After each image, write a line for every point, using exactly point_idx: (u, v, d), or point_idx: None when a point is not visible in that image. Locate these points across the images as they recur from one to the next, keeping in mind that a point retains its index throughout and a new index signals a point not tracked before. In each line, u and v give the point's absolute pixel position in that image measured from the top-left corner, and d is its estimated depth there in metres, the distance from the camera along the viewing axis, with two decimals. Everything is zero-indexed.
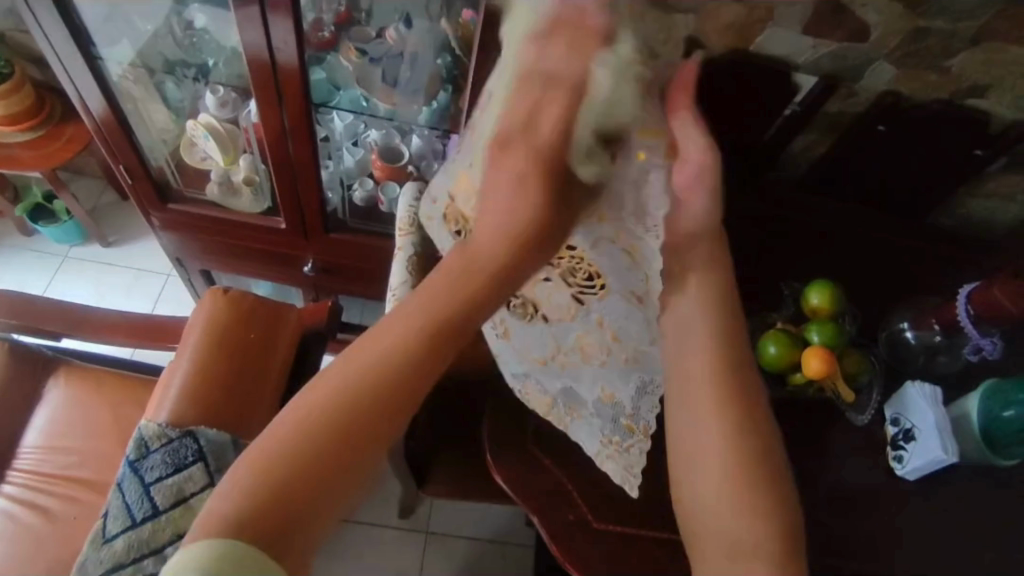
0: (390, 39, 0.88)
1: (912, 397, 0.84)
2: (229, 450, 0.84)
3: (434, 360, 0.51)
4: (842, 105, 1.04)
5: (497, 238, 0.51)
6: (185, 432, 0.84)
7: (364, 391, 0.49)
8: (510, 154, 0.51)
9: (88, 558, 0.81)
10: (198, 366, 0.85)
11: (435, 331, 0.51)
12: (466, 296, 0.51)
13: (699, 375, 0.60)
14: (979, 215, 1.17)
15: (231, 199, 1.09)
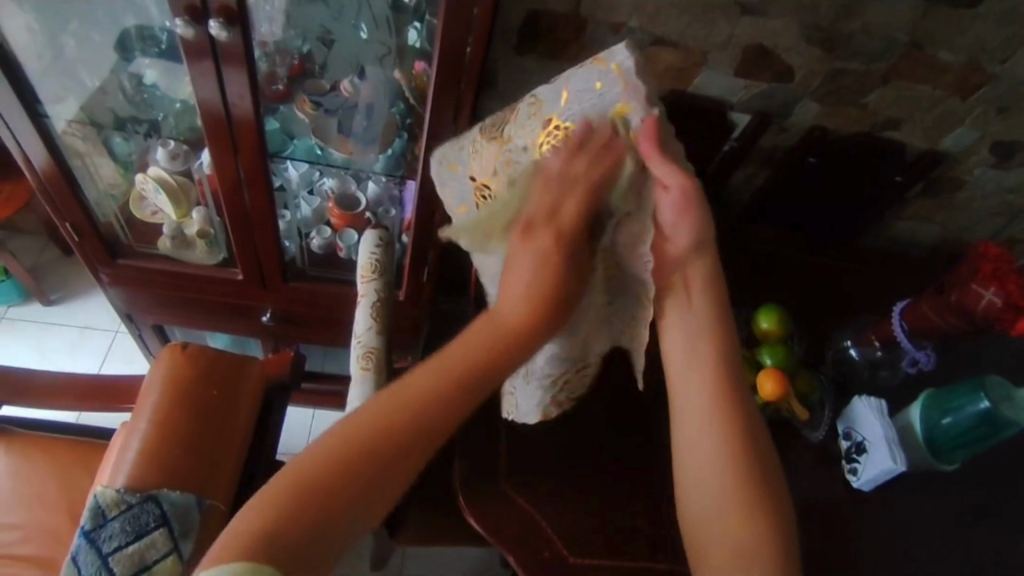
0: (344, 91, 0.89)
1: (860, 413, 0.88)
2: (197, 511, 0.69)
3: (456, 400, 0.56)
4: (775, 140, 1.12)
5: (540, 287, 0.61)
6: (146, 496, 0.68)
7: (397, 432, 0.53)
8: (535, 237, 0.62)
9: None
10: (161, 429, 0.71)
11: (455, 388, 0.56)
12: (517, 348, 0.59)
13: (702, 363, 0.62)
14: (904, 235, 1.27)
15: (185, 252, 1.07)
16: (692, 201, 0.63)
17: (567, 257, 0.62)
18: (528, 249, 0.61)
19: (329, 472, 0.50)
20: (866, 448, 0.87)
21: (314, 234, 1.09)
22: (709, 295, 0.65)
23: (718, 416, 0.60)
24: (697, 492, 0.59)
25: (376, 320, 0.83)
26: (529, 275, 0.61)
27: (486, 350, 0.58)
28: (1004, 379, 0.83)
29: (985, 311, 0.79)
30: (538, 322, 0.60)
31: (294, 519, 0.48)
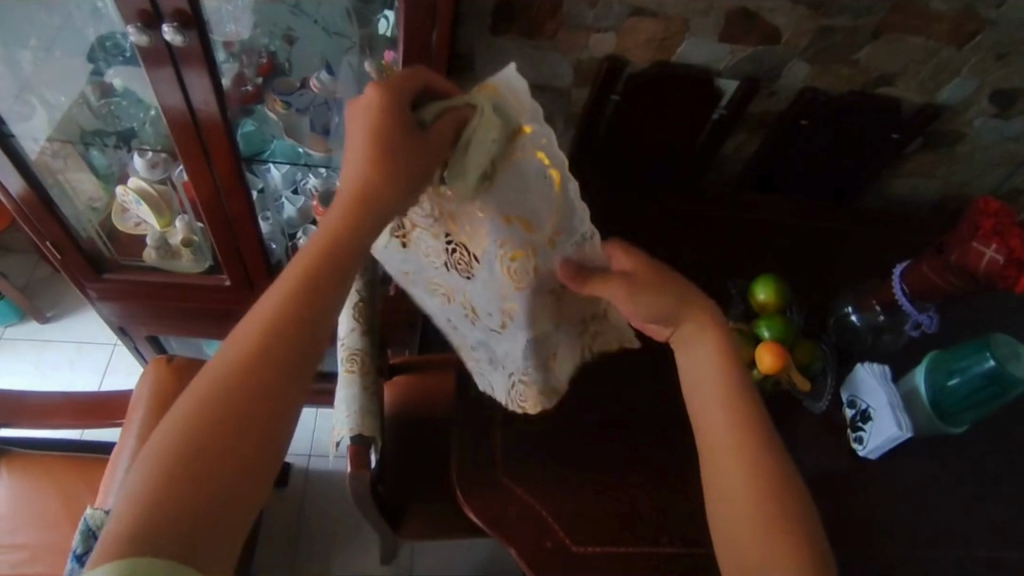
0: (314, 88, 0.86)
1: (864, 379, 0.87)
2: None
3: (313, 302, 0.52)
4: (765, 104, 1.09)
5: (365, 146, 0.55)
6: None
7: (264, 344, 0.50)
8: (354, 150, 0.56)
9: None
10: (147, 444, 0.75)
11: (298, 281, 0.52)
12: (363, 224, 0.55)
13: (711, 385, 0.61)
14: (903, 192, 1.24)
15: (171, 261, 1.06)
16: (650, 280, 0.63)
17: (379, 140, 0.55)
18: (357, 118, 0.56)
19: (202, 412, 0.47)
20: (871, 417, 0.85)
21: (300, 233, 1.07)
22: (704, 341, 0.63)
23: (728, 421, 0.59)
24: (721, 497, 0.58)
25: (362, 320, 0.80)
26: (359, 145, 0.55)
27: (349, 227, 0.55)
28: (1009, 337, 0.81)
29: (987, 269, 0.77)
30: (381, 174, 0.55)
31: (191, 454, 0.45)
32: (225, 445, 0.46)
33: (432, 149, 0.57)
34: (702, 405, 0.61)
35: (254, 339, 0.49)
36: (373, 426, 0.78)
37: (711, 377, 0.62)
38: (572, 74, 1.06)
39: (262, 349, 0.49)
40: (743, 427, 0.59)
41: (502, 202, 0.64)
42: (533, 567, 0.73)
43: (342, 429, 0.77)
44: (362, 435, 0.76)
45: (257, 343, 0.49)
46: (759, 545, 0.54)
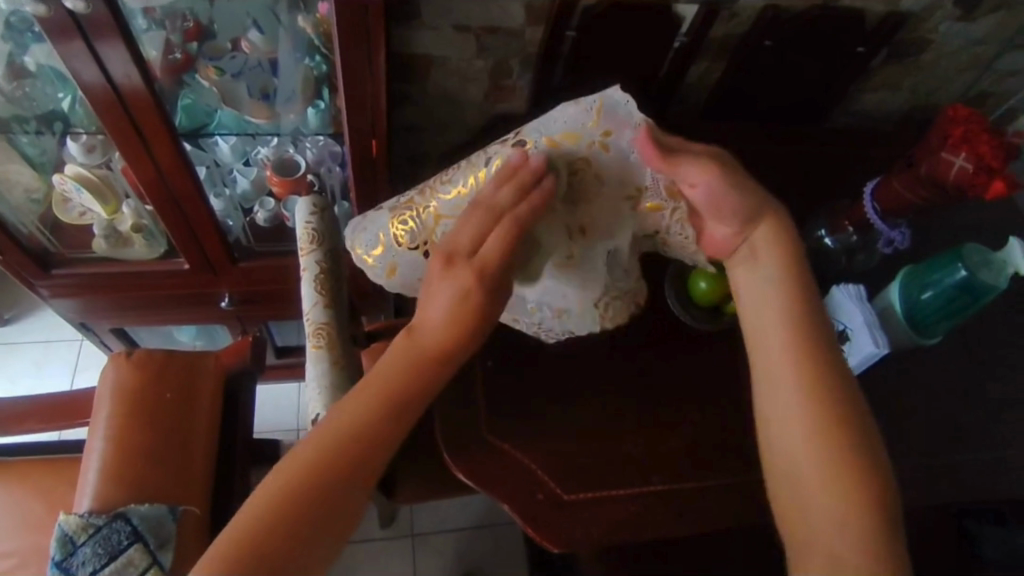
0: (246, 50, 0.81)
1: (839, 300, 0.87)
2: (171, 521, 0.67)
3: (395, 425, 0.59)
4: (726, 28, 1.06)
5: (444, 317, 0.58)
6: (114, 515, 0.66)
7: (345, 447, 0.58)
8: (453, 271, 0.58)
9: None
10: (117, 444, 0.70)
11: (385, 399, 0.59)
12: (430, 366, 0.59)
13: (779, 347, 0.63)
14: (870, 108, 1.22)
15: (122, 250, 1.01)
16: (722, 189, 0.65)
17: (482, 297, 0.57)
18: (445, 284, 0.57)
19: (291, 487, 0.55)
20: (848, 337, 0.86)
21: (258, 207, 1.03)
22: (774, 251, 0.65)
23: (801, 368, 0.61)
24: (794, 440, 0.60)
25: (324, 293, 0.76)
26: (444, 306, 0.57)
27: (414, 373, 0.59)
28: (980, 246, 0.81)
29: (958, 178, 0.76)
30: (461, 334, 0.58)
31: (271, 525, 0.54)
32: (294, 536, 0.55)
33: (476, 313, 0.58)
34: (764, 355, 0.63)
35: (342, 441, 0.58)
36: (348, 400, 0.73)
37: (769, 329, 0.64)
38: (524, 13, 1.01)
39: (348, 442, 0.58)
40: (806, 356, 0.62)
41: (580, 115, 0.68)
42: (528, 521, 0.73)
43: (310, 408, 0.71)
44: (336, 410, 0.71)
45: (300, 485, 0.56)
46: (839, 523, 0.58)
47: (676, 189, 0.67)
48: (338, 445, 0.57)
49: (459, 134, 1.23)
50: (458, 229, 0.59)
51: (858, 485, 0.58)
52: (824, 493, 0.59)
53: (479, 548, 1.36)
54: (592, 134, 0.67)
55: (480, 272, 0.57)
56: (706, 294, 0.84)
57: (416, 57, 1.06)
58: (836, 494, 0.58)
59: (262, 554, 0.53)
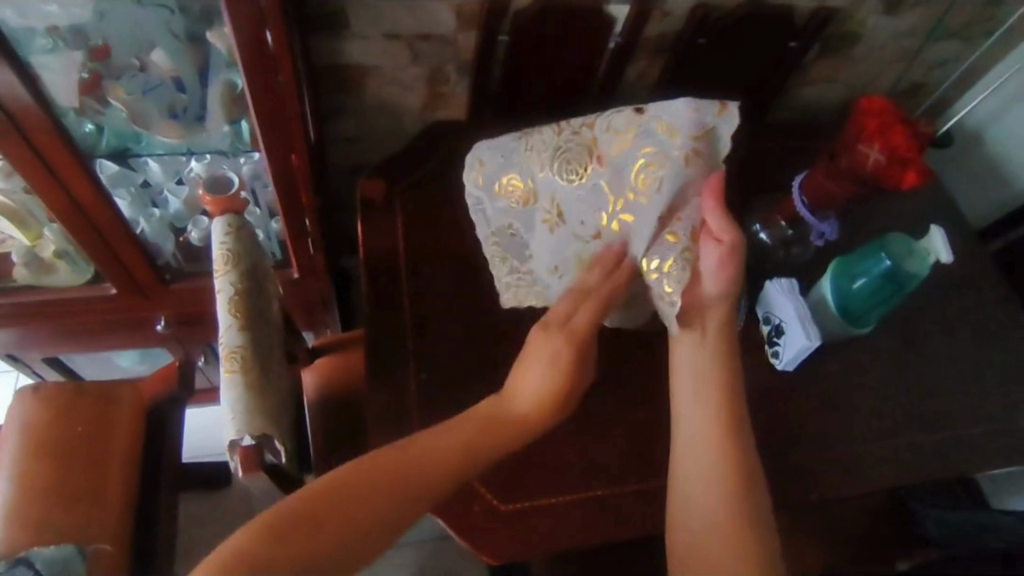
0: (155, 68, 0.78)
1: (772, 294, 0.87)
2: (80, 560, 0.68)
3: (489, 447, 0.68)
4: (660, 28, 1.06)
5: (548, 386, 0.71)
6: (14, 561, 0.67)
7: (444, 457, 0.66)
8: (550, 334, 0.72)
9: None
10: (21, 484, 0.71)
11: (485, 428, 0.69)
12: (520, 423, 0.70)
13: (705, 413, 0.69)
14: (811, 100, 1.23)
15: (46, 276, 0.97)
16: (733, 260, 0.68)
17: (575, 359, 0.71)
18: (546, 346, 0.71)
19: (346, 481, 0.62)
20: (783, 330, 0.86)
21: (192, 227, 0.99)
22: (723, 336, 0.71)
23: (721, 438, 0.68)
24: (702, 508, 0.66)
25: (238, 315, 0.73)
26: (542, 378, 0.71)
27: (494, 439, 0.69)
28: (903, 234, 0.83)
29: (874, 170, 0.79)
30: (548, 412, 0.71)
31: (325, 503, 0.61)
32: (350, 518, 0.61)
33: (572, 385, 0.72)
34: (692, 415, 0.70)
35: (420, 454, 0.65)
36: (267, 424, 0.70)
37: (701, 389, 0.70)
38: (455, 20, 1.00)
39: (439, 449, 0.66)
40: (729, 415, 0.69)
41: (681, 121, 0.66)
42: (463, 534, 0.73)
43: (226, 434, 0.69)
44: (254, 436, 0.69)
45: (377, 470, 0.64)
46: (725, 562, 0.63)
47: (694, 235, 0.69)
48: (437, 459, 0.66)
49: (399, 142, 1.22)
50: (558, 307, 0.73)
51: (745, 545, 0.64)
52: (720, 547, 0.64)
53: (440, 558, 1.35)
54: (678, 148, 0.66)
55: (588, 325, 0.72)
56: None
57: (349, 67, 1.05)
58: (737, 553, 0.63)
59: (315, 530, 0.59)
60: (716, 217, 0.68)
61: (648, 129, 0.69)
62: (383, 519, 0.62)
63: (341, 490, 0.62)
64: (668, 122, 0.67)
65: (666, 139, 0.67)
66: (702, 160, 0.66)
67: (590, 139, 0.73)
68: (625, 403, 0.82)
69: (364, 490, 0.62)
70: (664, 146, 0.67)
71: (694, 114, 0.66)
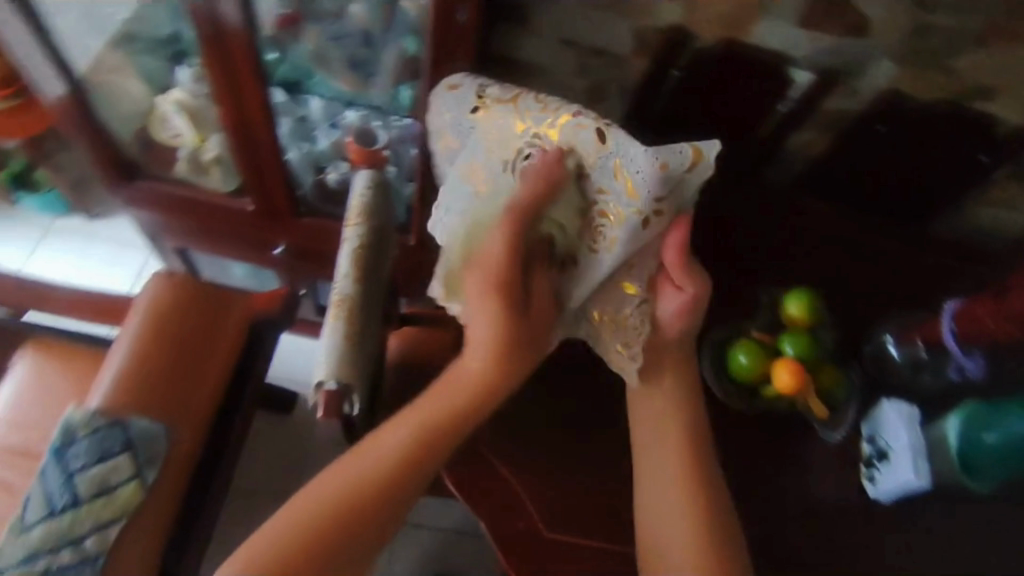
0: (347, 20, 0.83)
1: (886, 416, 0.80)
2: (163, 440, 0.75)
3: (471, 413, 0.67)
4: (841, 103, 0.99)
5: (491, 330, 0.65)
6: (112, 421, 0.74)
7: (420, 446, 0.65)
8: (485, 299, 0.65)
9: (6, 546, 0.72)
10: (134, 354, 0.77)
11: (457, 413, 0.66)
12: (482, 387, 0.66)
13: (671, 476, 0.68)
14: (987, 224, 1.10)
15: (198, 177, 1.07)
16: (694, 308, 0.68)
17: (506, 323, 0.65)
18: (480, 312, 0.65)
19: (348, 503, 0.61)
20: (888, 456, 0.79)
21: (331, 168, 1.05)
22: (679, 382, 0.71)
23: (682, 489, 0.67)
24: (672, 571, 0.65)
25: (356, 269, 0.77)
26: (486, 323, 0.65)
27: (469, 403, 0.66)
28: None
29: None
30: (492, 378, 0.67)
31: (323, 522, 0.60)
32: (353, 535, 0.60)
33: (530, 316, 0.67)
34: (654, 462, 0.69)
35: (421, 433, 0.65)
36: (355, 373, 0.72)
37: (665, 437, 0.70)
38: (633, 40, 0.99)
39: (417, 441, 0.65)
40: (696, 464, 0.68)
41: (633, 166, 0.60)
42: (499, 544, 0.71)
43: (316, 374, 0.72)
44: (339, 382, 0.70)
45: (371, 484, 0.62)
46: None
47: (642, 289, 0.68)
48: (406, 451, 0.64)
49: None
50: (492, 238, 0.64)
51: None
52: None
53: (456, 551, 1.35)
54: (623, 204, 0.62)
55: (511, 253, 0.64)
56: (741, 369, 0.82)
57: (519, 62, 1.06)
58: None
59: (322, 552, 0.59)
60: (687, 287, 0.67)
61: (605, 168, 0.63)
62: (393, 481, 0.63)
63: (352, 512, 0.61)
64: (624, 162, 0.61)
65: (625, 189, 0.62)
66: (669, 209, 0.62)
67: (540, 142, 0.66)
68: (613, 454, 0.78)
69: (363, 489, 0.62)
70: (622, 200, 0.62)
71: (635, 165, 0.60)
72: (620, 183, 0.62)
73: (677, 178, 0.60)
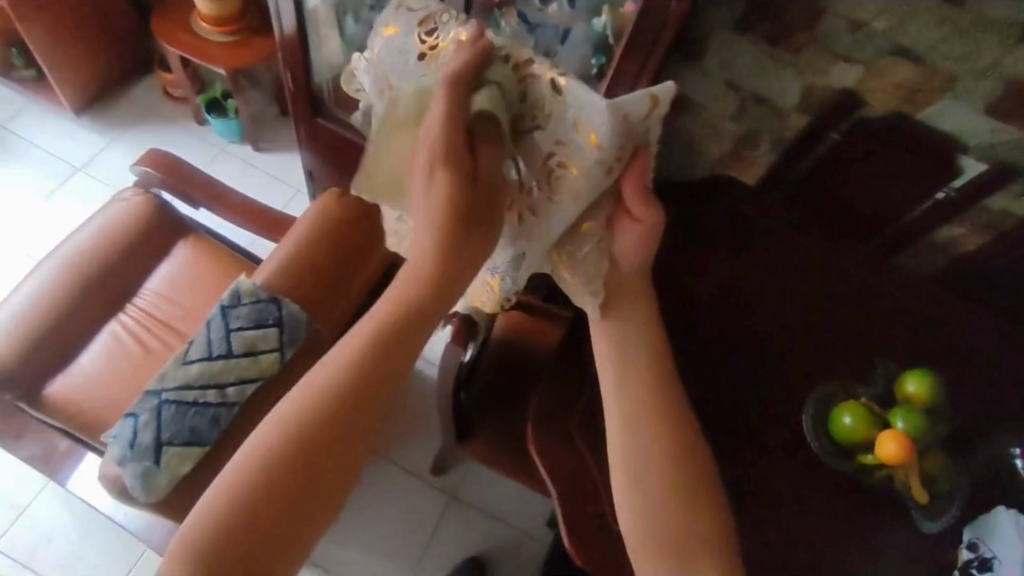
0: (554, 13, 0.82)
1: (1002, 525, 0.74)
2: (305, 328, 0.90)
3: (401, 343, 0.54)
4: (1008, 204, 0.91)
5: (430, 247, 0.56)
6: (272, 299, 0.89)
7: (343, 376, 0.52)
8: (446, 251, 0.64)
9: (167, 372, 0.88)
10: (297, 252, 0.90)
11: (400, 312, 0.54)
12: (438, 287, 0.56)
13: (659, 482, 0.62)
14: None
15: (370, 130, 1.10)
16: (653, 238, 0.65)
17: (471, 191, 0.57)
18: (436, 181, 0.56)
19: (288, 445, 0.49)
20: (993, 566, 0.73)
21: None
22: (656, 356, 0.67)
23: (679, 506, 0.61)
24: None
25: None
26: (442, 196, 0.56)
27: (433, 288, 0.55)
28: None
29: None
30: (435, 276, 0.55)
31: (285, 469, 0.48)
32: (308, 478, 0.49)
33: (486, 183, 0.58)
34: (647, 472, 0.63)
35: (362, 366, 0.52)
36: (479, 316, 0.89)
37: (654, 435, 0.63)
38: (799, 98, 0.91)
39: (371, 353, 0.53)
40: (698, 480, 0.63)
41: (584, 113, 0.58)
42: (567, 524, 0.73)
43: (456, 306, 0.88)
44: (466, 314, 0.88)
45: (312, 415, 0.50)
46: None
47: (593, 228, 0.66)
48: (338, 378, 0.52)
49: None
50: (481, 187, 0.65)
51: None
52: None
53: (501, 545, 1.32)
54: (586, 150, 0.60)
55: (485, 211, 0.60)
56: (847, 431, 0.78)
57: None
58: None
59: (298, 491, 0.48)
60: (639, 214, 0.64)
61: (554, 117, 0.61)
62: (349, 433, 0.51)
63: (286, 475, 0.48)
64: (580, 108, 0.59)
65: (586, 136, 0.59)
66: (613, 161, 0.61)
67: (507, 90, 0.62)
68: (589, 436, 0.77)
69: (331, 439, 0.50)
70: (582, 151, 0.60)
71: (589, 114, 0.58)
72: (574, 124, 0.60)
73: (637, 121, 0.58)
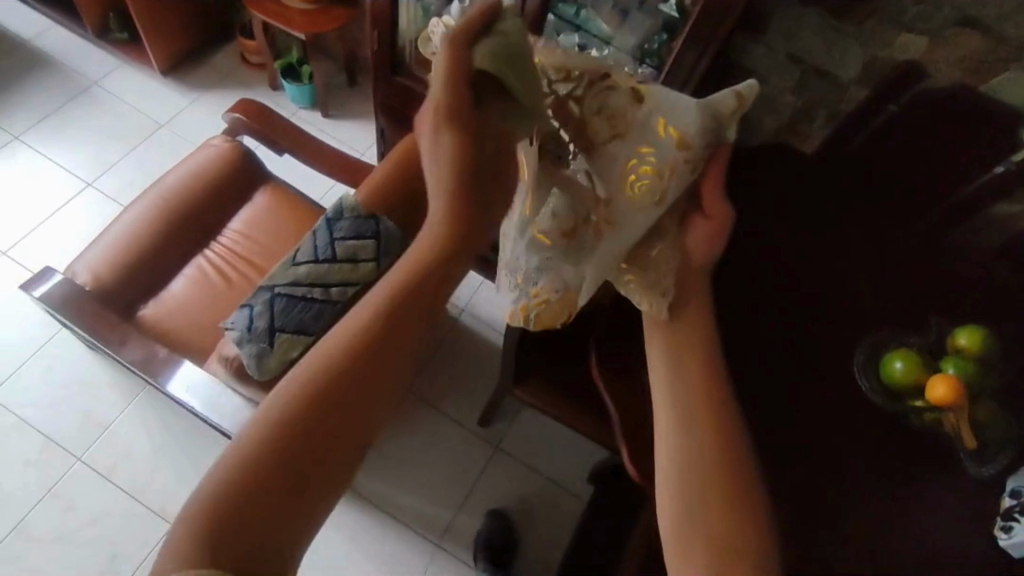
0: None
1: None
2: (398, 245, 0.99)
3: (442, 266, 0.55)
4: None
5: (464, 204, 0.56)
6: (371, 216, 0.98)
7: (385, 306, 0.52)
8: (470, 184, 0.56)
9: (277, 273, 0.94)
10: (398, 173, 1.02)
11: (447, 241, 0.55)
12: (457, 221, 0.56)
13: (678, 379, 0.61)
14: None
15: None
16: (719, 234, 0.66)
17: (484, 154, 0.57)
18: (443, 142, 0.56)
19: (328, 366, 0.48)
20: None
21: None
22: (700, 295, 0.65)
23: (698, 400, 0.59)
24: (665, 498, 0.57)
25: None
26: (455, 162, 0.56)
27: (447, 236, 0.55)
28: None
29: None
30: (462, 212, 0.56)
31: (325, 394, 0.47)
32: (344, 397, 0.48)
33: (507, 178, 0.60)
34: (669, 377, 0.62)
35: (384, 302, 0.52)
36: None
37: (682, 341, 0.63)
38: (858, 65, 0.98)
39: (405, 281, 0.53)
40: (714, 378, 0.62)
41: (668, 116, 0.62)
42: (629, 447, 0.79)
43: None
44: None
45: (353, 348, 0.50)
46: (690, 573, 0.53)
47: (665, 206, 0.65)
48: (371, 317, 0.51)
49: None
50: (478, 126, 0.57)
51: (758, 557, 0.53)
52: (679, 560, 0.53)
53: (541, 498, 1.38)
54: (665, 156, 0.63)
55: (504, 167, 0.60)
56: (899, 376, 0.80)
57: None
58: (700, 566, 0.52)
59: (328, 421, 0.47)
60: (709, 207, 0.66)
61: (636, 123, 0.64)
62: (384, 356, 0.50)
63: (324, 401, 0.47)
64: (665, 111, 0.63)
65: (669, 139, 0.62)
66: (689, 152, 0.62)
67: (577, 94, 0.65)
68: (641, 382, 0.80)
69: (366, 357, 0.49)
70: (669, 151, 0.62)
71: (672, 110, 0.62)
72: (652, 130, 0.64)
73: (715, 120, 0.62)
